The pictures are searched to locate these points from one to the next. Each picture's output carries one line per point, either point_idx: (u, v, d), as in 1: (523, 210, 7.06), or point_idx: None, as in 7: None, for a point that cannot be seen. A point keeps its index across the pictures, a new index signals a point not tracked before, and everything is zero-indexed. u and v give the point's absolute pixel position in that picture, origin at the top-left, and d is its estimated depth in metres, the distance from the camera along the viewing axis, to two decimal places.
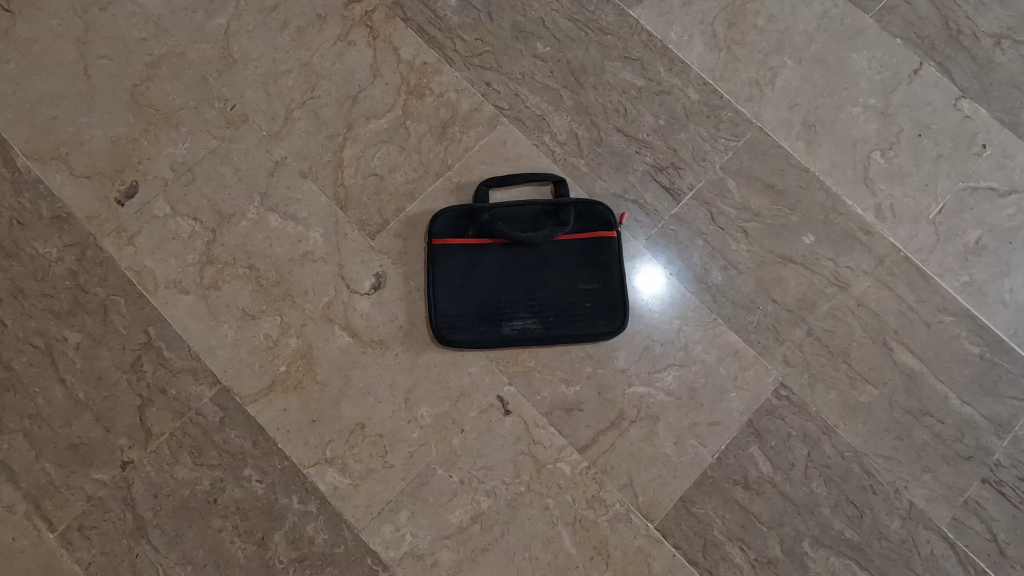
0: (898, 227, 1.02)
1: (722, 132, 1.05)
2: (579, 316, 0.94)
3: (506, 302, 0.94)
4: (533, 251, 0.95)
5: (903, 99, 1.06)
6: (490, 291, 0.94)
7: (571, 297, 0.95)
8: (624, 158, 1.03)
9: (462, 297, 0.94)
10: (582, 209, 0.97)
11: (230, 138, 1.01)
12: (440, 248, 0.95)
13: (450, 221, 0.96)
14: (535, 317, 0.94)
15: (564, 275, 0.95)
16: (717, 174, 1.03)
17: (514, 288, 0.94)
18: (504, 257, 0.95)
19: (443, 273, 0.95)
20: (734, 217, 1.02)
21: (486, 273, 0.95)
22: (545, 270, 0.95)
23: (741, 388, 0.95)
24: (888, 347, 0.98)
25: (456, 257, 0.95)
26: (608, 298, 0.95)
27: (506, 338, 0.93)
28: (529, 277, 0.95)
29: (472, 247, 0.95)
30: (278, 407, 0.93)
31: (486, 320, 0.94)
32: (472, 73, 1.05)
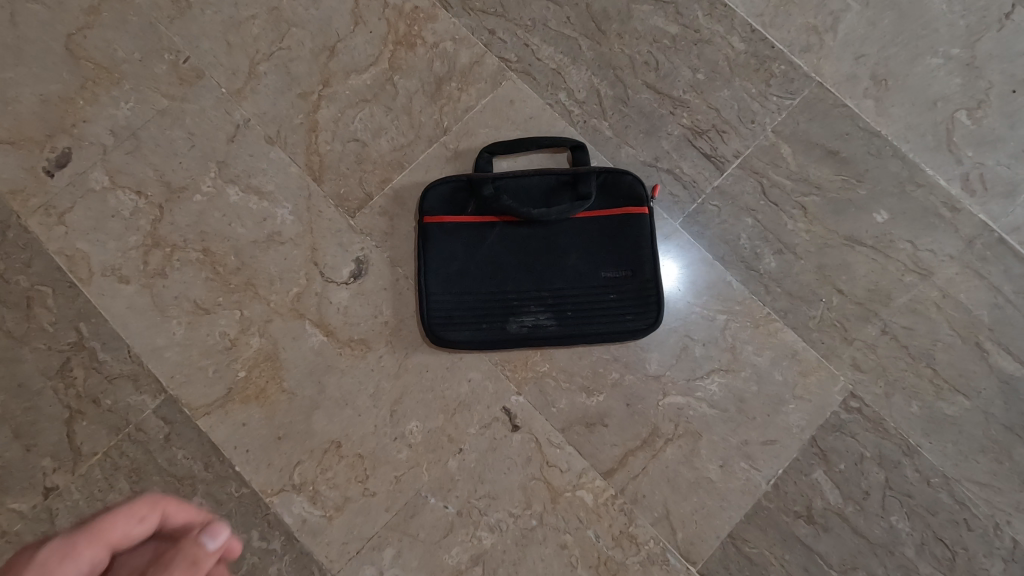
0: (989, 202, 0.84)
1: (774, 88, 0.87)
2: (603, 310, 0.77)
3: (513, 293, 0.77)
4: (545, 231, 0.78)
5: (993, 47, 0.87)
6: (493, 280, 0.77)
7: (593, 287, 0.77)
8: (655, 120, 0.86)
9: (459, 288, 0.77)
10: (606, 180, 0.80)
11: (182, 97, 0.84)
12: (431, 227, 0.78)
13: (446, 196, 0.79)
14: (548, 312, 0.76)
15: (585, 260, 0.77)
16: (768, 138, 0.85)
17: (523, 276, 0.77)
18: (511, 239, 0.78)
19: (436, 258, 0.78)
20: (790, 190, 0.84)
21: (489, 258, 0.77)
22: (561, 254, 0.77)
23: (801, 398, 0.78)
24: (981, 348, 0.80)
25: (453, 239, 0.78)
26: (638, 288, 0.77)
27: (513, 338, 0.76)
28: (541, 262, 0.77)
29: (472, 227, 0.78)
30: (235, 421, 0.76)
31: (488, 315, 0.76)
32: (472, 19, 0.88)
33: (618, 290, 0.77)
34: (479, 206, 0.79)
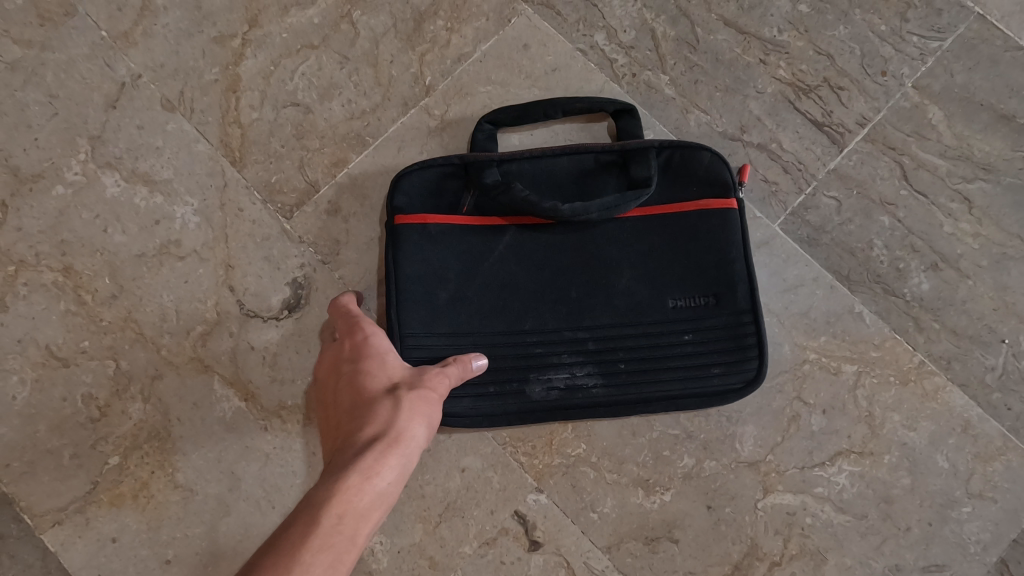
0: None
1: (915, 23, 0.58)
2: (675, 361, 0.49)
3: (535, 335, 0.49)
4: (580, 240, 0.50)
5: None
6: (504, 316, 0.49)
7: (661, 325, 0.49)
8: (738, 72, 0.58)
9: (449, 328, 0.49)
10: (670, 158, 0.51)
11: (41, 42, 0.57)
12: (406, 233, 0.50)
13: (427, 185, 0.51)
14: (590, 365, 0.49)
15: (646, 280, 0.49)
16: (908, 98, 0.57)
17: (547, 309, 0.49)
18: (528, 250, 0.50)
19: (413, 282, 0.49)
20: (945, 175, 0.56)
21: (496, 281, 0.50)
22: (606, 272, 0.49)
23: (980, 498, 0.50)
24: None
25: (440, 251, 0.50)
26: (730, 325, 0.49)
27: (536, 405, 0.49)
28: (574, 287, 0.49)
29: (469, 232, 0.50)
30: (102, 535, 0.50)
31: (497, 371, 0.49)
32: None
33: (698, 328, 0.49)
34: (478, 200, 0.51)
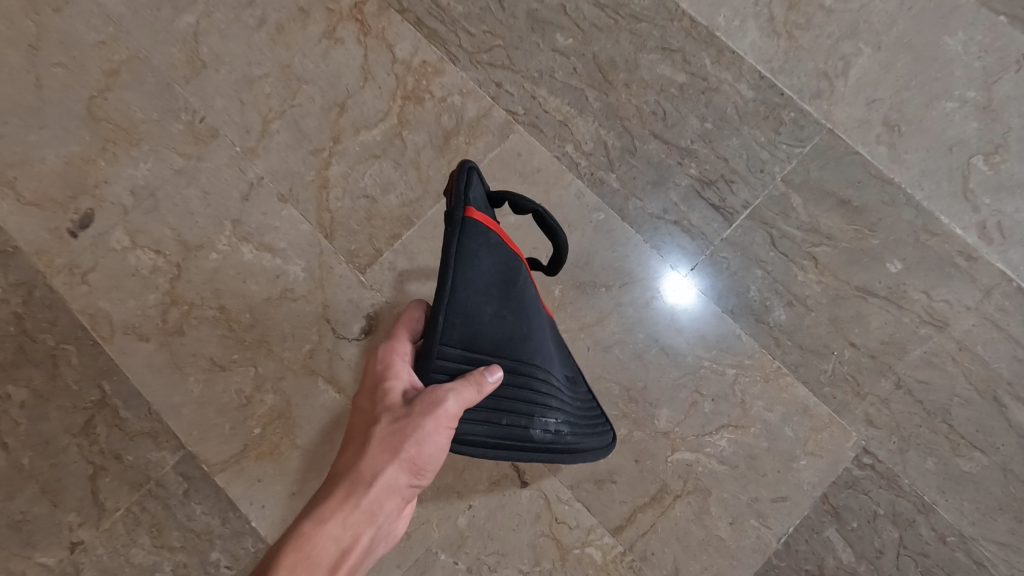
0: (1008, 250, 0.82)
1: (783, 136, 0.86)
2: (583, 425, 0.68)
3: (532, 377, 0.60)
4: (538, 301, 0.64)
5: (1012, 89, 0.86)
6: (519, 350, 0.58)
7: (573, 397, 0.69)
8: (663, 171, 0.86)
9: (483, 339, 0.54)
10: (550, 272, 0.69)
11: (197, 155, 0.87)
12: (474, 229, 0.52)
13: (480, 200, 0.56)
14: (556, 413, 0.62)
15: (564, 362, 0.69)
16: (778, 188, 0.85)
17: (535, 349, 0.61)
18: (529, 300, 0.61)
19: (472, 283, 0.52)
20: (801, 240, 0.83)
21: (518, 311, 0.58)
22: (549, 333, 0.66)
23: (813, 454, 0.77)
24: (1001, 404, 0.78)
25: (493, 261, 0.54)
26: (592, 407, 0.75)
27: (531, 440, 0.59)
28: (543, 338, 0.63)
29: (506, 257, 0.57)
30: (250, 477, 0.78)
31: (508, 402, 0.57)
32: (479, 72, 0.89)
33: (584, 405, 0.71)
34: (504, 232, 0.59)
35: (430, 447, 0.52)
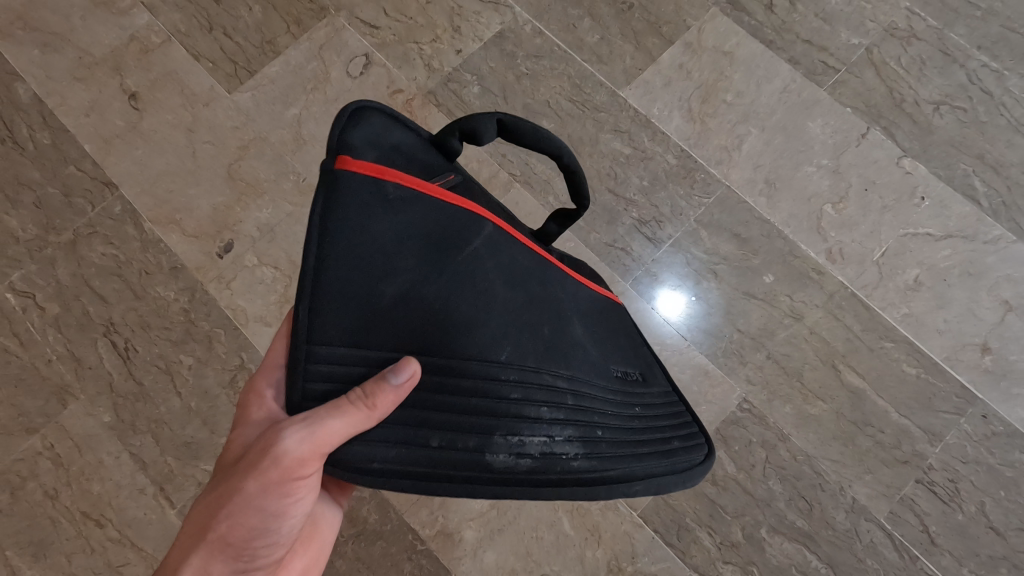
0: (846, 267, 1.21)
1: (696, 190, 1.27)
2: (602, 452, 0.59)
3: (486, 378, 0.55)
4: (506, 275, 0.61)
5: (853, 158, 1.27)
6: (446, 327, 0.55)
7: (590, 413, 0.61)
8: (614, 214, 1.27)
9: (372, 319, 0.53)
10: (585, 189, 0.77)
11: (301, 203, 1.30)
12: (345, 182, 0.55)
13: (371, 141, 0.59)
14: (539, 431, 0.55)
15: (582, 362, 0.63)
16: (691, 225, 1.26)
17: (493, 331, 0.57)
18: (471, 268, 0.58)
19: (348, 245, 0.53)
20: (706, 261, 1.24)
21: (452, 286, 0.56)
22: (534, 316, 0.61)
23: (710, 402, 1.17)
24: (837, 369, 1.17)
25: (392, 226, 0.55)
26: (639, 435, 0.65)
27: (487, 470, 0.53)
28: (520, 320, 0.59)
29: (418, 213, 0.58)
30: None
31: (443, 419, 0.54)
32: (491, 147, 1.32)
33: (614, 427, 0.63)
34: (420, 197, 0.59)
35: (261, 504, 0.63)
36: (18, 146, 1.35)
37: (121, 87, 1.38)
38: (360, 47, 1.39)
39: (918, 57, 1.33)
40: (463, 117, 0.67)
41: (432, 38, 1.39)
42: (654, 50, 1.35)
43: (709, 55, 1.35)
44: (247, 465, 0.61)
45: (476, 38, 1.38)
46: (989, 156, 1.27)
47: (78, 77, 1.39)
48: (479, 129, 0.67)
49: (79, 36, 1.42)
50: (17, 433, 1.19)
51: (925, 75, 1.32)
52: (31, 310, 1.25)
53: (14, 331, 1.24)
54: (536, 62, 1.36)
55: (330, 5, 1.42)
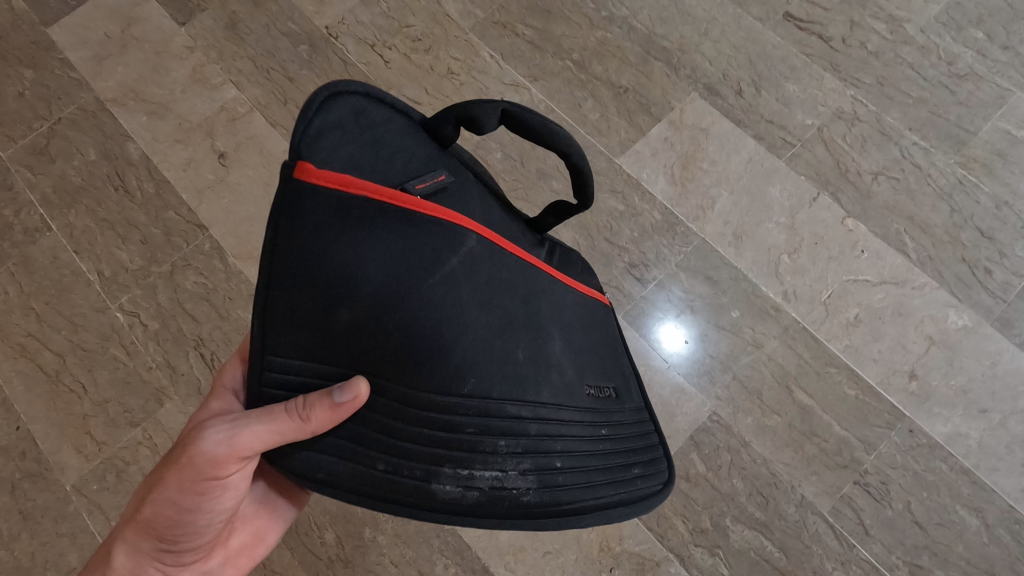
0: (798, 306, 1.49)
1: (677, 240, 1.56)
2: (553, 485, 0.76)
3: (443, 412, 0.73)
4: (463, 293, 0.76)
5: (805, 217, 1.56)
6: (396, 346, 0.72)
7: (546, 446, 0.78)
8: (609, 259, 1.56)
9: (321, 330, 0.71)
10: (589, 186, 0.96)
11: None
12: (307, 195, 0.71)
13: (334, 147, 0.75)
14: (485, 464, 0.73)
15: (548, 395, 0.80)
16: (673, 269, 1.54)
17: (442, 347, 0.73)
18: (434, 291, 0.74)
19: (305, 250, 0.71)
20: (684, 298, 1.52)
21: (404, 304, 0.72)
22: (491, 334, 0.76)
23: (685, 413, 1.43)
24: (790, 389, 1.43)
25: (346, 245, 0.71)
26: (597, 464, 0.82)
27: (436, 497, 0.72)
28: (474, 339, 0.75)
29: (381, 237, 0.73)
30: None
31: (401, 449, 0.73)
32: (510, 203, 1.62)
33: (571, 459, 0.79)
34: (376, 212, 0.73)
35: (181, 492, 0.83)
36: (129, 194, 1.67)
37: (212, 147, 1.71)
38: None
39: (860, 135, 1.63)
40: (458, 107, 0.87)
41: None
42: (645, 126, 1.66)
43: (689, 131, 1.65)
44: (179, 455, 0.83)
45: None
46: (917, 218, 1.55)
47: (178, 139, 1.72)
48: (478, 116, 0.87)
49: (179, 106, 1.76)
50: (123, 425, 1.47)
51: (866, 150, 1.61)
52: (137, 326, 1.55)
53: (122, 343, 1.54)
54: None
55: (381, 85, 1.75)
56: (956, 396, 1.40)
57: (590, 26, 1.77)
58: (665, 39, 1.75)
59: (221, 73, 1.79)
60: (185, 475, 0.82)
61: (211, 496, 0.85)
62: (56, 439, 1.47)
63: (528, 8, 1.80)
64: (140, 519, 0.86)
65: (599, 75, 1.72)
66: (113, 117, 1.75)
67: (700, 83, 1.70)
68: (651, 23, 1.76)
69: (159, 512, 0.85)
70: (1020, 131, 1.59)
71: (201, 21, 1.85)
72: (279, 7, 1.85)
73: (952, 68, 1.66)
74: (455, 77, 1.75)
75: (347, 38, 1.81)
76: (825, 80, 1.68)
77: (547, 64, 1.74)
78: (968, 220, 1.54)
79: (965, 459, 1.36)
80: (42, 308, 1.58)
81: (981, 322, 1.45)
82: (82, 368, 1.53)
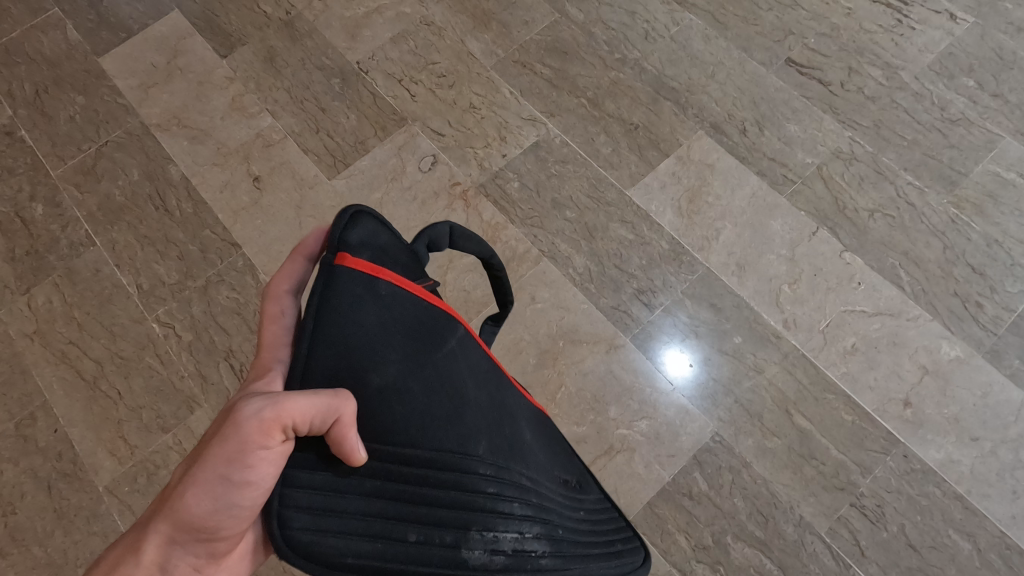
0: (797, 333, 1.57)
1: (683, 269, 1.65)
2: (563, 552, 0.79)
3: (467, 475, 0.74)
4: (468, 370, 0.81)
5: (805, 250, 1.65)
6: (430, 421, 0.73)
7: (550, 515, 0.81)
8: (619, 284, 1.65)
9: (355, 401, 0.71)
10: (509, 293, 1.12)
11: None
12: (345, 276, 0.73)
13: (364, 239, 0.77)
14: (507, 530, 0.74)
15: (541, 471, 0.84)
16: (678, 295, 1.63)
17: (463, 420, 0.76)
18: (444, 368, 0.78)
19: (341, 332, 0.72)
20: (689, 323, 1.60)
21: (434, 378, 0.76)
22: (493, 409, 0.82)
23: (688, 433, 1.50)
24: (790, 413, 1.50)
25: (378, 317, 0.74)
26: (589, 536, 0.86)
27: (464, 565, 0.70)
28: (486, 414, 0.80)
29: (406, 313, 0.77)
30: None
31: (428, 516, 0.71)
32: (526, 229, 1.72)
33: (569, 530, 0.83)
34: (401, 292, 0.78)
35: (217, 468, 0.66)
36: (169, 213, 1.79)
37: (247, 171, 1.83)
38: (429, 149, 1.83)
39: (857, 174, 1.72)
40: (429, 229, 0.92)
41: (484, 144, 1.83)
42: (653, 160, 1.77)
43: (696, 166, 1.76)
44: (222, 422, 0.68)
45: (518, 146, 1.82)
46: (912, 253, 1.63)
47: (216, 163, 1.84)
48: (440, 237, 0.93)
49: (218, 133, 1.88)
50: (155, 431, 1.56)
51: (863, 188, 1.71)
52: (172, 337, 1.65)
53: (157, 352, 1.63)
54: (563, 165, 1.78)
55: (407, 116, 1.88)
56: (949, 424, 1.47)
57: (604, 66, 1.89)
58: (674, 80, 1.87)
59: (258, 102, 1.92)
60: (229, 444, 0.66)
61: (251, 499, 0.67)
62: (91, 442, 1.55)
63: (546, 49, 1.93)
64: (165, 514, 0.67)
65: (611, 112, 1.84)
66: (156, 141, 1.88)
67: (706, 122, 1.81)
68: (661, 65, 1.89)
69: (184, 507, 0.67)
70: (1010, 173, 1.68)
71: (242, 54, 1.99)
72: (314, 43, 1.99)
73: (945, 113, 1.76)
74: (476, 111, 1.87)
75: (376, 73, 1.94)
76: (824, 122, 1.79)
77: (563, 101, 1.86)
78: (960, 256, 1.62)
79: (958, 485, 1.42)
80: (84, 317, 1.68)
81: (973, 353, 1.53)
82: (118, 375, 1.62)
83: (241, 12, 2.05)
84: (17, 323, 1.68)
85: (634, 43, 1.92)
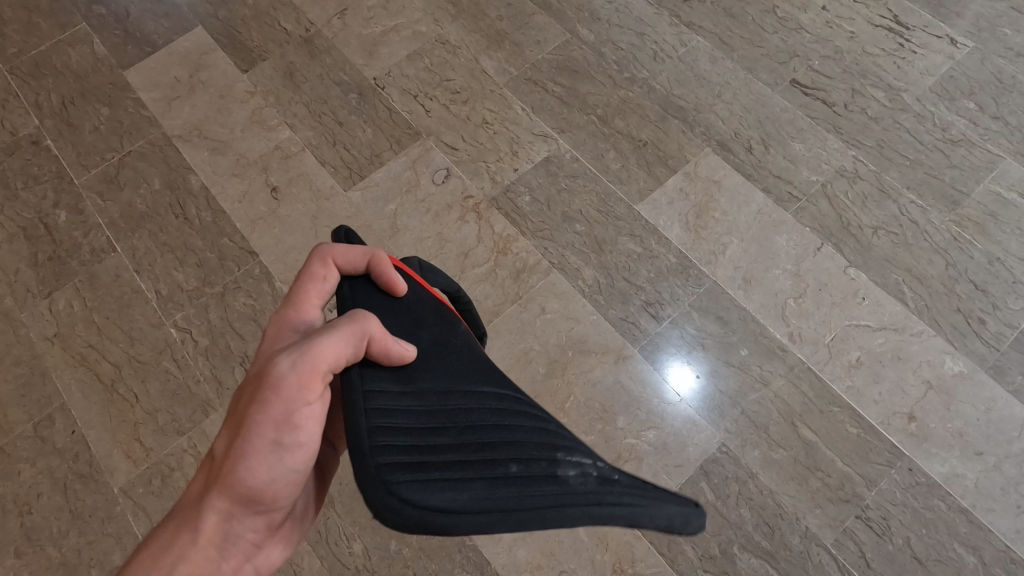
0: (803, 347, 1.60)
1: (690, 282, 1.69)
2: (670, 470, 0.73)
3: (537, 427, 0.77)
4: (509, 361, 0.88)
5: (810, 265, 1.68)
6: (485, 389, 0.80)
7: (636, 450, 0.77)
8: (628, 296, 1.68)
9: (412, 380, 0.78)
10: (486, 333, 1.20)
11: None
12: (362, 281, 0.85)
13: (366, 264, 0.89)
14: (588, 456, 0.71)
15: None
16: (686, 308, 1.66)
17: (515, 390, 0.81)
18: (471, 352, 0.85)
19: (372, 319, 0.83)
20: (697, 335, 1.63)
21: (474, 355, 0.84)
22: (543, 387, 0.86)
23: (696, 443, 1.52)
24: (795, 424, 1.52)
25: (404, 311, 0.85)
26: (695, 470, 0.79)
27: (563, 485, 0.67)
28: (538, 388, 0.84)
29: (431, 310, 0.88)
30: None
31: (515, 456, 0.72)
32: (536, 242, 1.76)
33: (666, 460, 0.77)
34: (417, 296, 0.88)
35: (260, 436, 0.75)
36: (188, 221, 1.83)
37: (265, 182, 1.88)
38: (443, 163, 1.88)
39: (861, 192, 1.76)
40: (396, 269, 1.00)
41: (496, 158, 1.88)
42: (662, 176, 1.82)
43: (703, 182, 1.80)
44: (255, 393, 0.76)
45: (529, 161, 1.87)
46: (915, 269, 1.66)
47: (235, 174, 1.89)
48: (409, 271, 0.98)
49: (238, 144, 1.94)
50: (170, 433, 1.59)
51: (867, 205, 1.74)
52: (188, 342, 1.68)
53: (174, 357, 1.67)
54: (573, 180, 1.83)
55: (422, 131, 1.93)
56: (953, 438, 1.49)
57: (614, 85, 1.95)
58: (682, 99, 1.92)
59: (278, 115, 1.98)
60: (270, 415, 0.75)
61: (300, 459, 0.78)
62: (108, 444, 1.58)
63: (557, 68, 1.99)
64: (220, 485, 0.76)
65: (620, 129, 1.89)
66: (178, 151, 1.93)
67: (713, 139, 1.86)
68: (669, 84, 1.94)
69: (240, 479, 0.76)
70: (1010, 193, 1.72)
71: (262, 69, 2.05)
72: (333, 59, 2.05)
73: (946, 134, 1.81)
74: (489, 127, 1.92)
75: (392, 89, 2.00)
76: (828, 141, 1.83)
77: (574, 118, 1.91)
78: (963, 273, 1.65)
79: (963, 498, 1.44)
80: (103, 322, 1.72)
81: (976, 368, 1.55)
82: (135, 378, 1.65)
83: (262, 29, 2.12)
84: (38, 326, 1.72)
85: (643, 63, 1.98)
